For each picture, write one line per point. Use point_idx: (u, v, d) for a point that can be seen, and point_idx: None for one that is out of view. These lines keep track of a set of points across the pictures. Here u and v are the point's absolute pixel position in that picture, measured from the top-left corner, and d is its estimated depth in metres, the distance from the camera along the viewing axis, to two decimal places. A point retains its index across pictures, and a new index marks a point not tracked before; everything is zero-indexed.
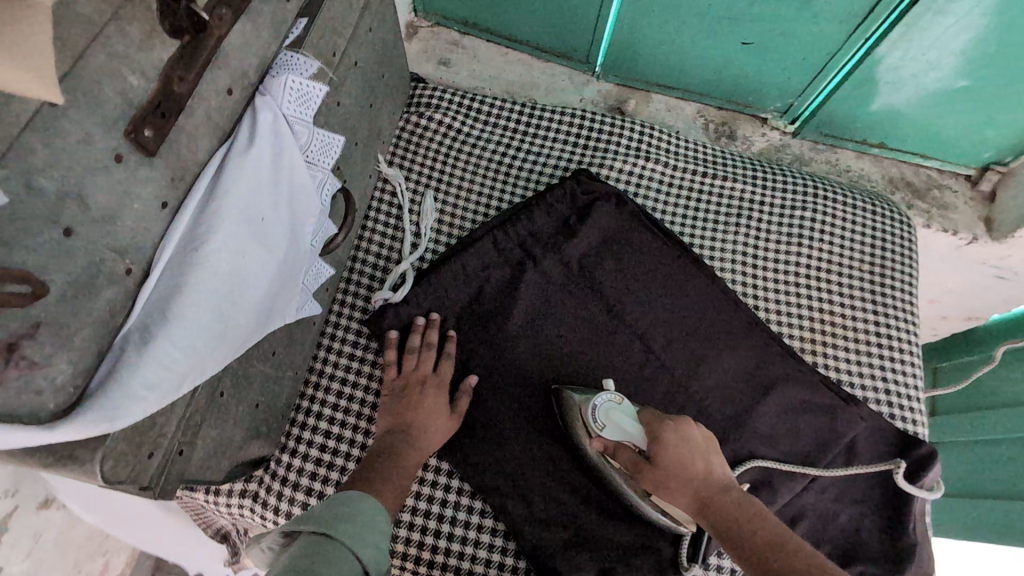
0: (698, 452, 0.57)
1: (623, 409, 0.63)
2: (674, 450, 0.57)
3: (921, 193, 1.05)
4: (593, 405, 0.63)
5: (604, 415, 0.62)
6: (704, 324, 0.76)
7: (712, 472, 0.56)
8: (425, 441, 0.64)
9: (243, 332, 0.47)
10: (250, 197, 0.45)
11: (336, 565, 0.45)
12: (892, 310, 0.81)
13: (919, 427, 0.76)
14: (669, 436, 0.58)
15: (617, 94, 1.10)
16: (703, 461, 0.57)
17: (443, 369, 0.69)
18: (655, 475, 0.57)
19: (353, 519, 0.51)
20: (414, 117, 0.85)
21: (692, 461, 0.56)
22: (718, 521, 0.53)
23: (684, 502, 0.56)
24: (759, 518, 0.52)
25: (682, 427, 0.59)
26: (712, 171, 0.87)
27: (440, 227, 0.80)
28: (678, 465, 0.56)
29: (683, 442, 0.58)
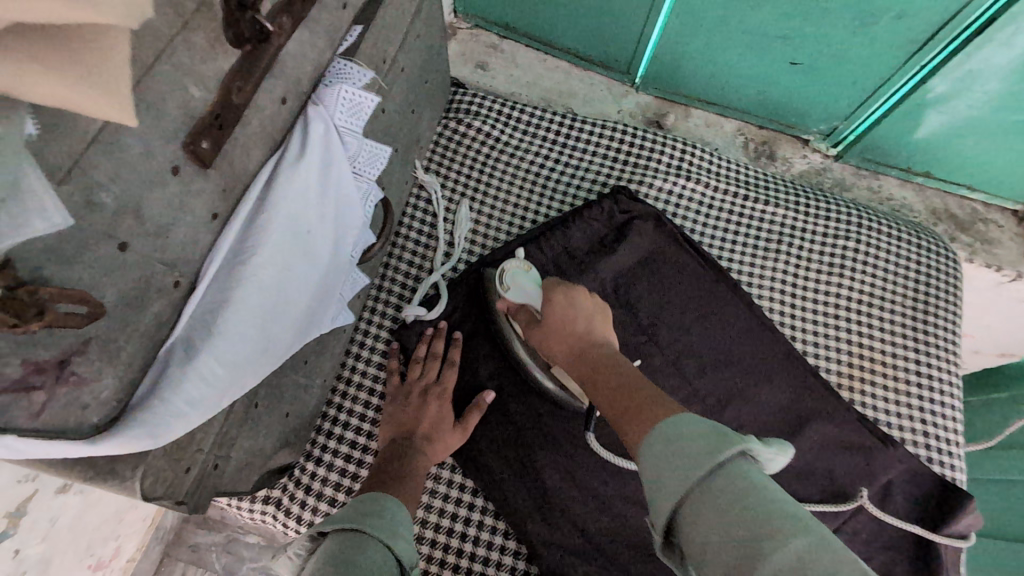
0: (580, 312, 0.56)
1: (530, 276, 0.67)
2: (558, 313, 0.56)
3: (965, 226, 1.02)
4: (502, 269, 0.67)
5: (510, 278, 0.65)
6: (739, 353, 0.74)
7: (588, 329, 0.54)
8: (429, 448, 0.61)
9: (283, 344, 0.47)
10: (298, 211, 0.44)
11: (373, 558, 0.45)
12: (934, 348, 0.79)
13: (957, 472, 0.73)
14: (556, 296, 0.58)
15: (656, 107, 1.07)
16: (581, 321, 0.55)
17: (446, 378, 0.67)
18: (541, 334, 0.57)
19: (379, 515, 0.50)
20: (452, 123, 0.84)
21: (573, 321, 0.55)
22: (583, 370, 0.52)
23: (563, 353, 0.55)
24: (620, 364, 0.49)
25: (572, 294, 0.57)
26: (754, 193, 0.85)
27: (475, 237, 0.79)
28: (561, 324, 0.56)
29: (570, 305, 0.56)
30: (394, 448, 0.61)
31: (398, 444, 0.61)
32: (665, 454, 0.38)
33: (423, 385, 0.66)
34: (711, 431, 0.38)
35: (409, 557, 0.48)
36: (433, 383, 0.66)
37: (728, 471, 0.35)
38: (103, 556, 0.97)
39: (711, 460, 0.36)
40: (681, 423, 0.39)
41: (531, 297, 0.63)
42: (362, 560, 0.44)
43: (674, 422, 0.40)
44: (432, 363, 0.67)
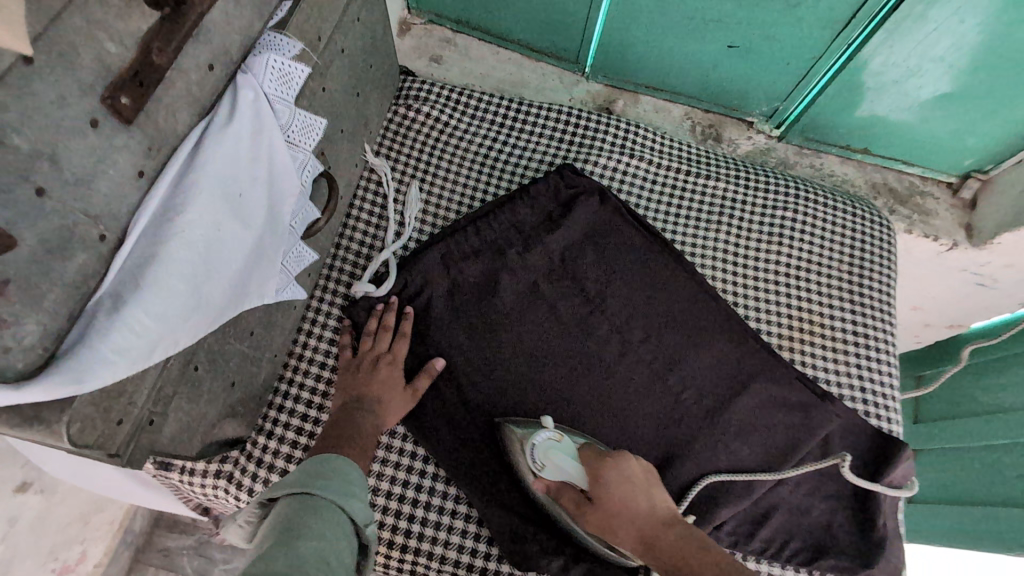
0: (639, 483, 0.60)
1: (562, 445, 0.64)
2: (618, 495, 0.59)
3: (903, 199, 1.07)
4: (535, 446, 0.64)
5: (544, 456, 0.63)
6: (684, 319, 0.76)
7: (655, 506, 0.59)
8: (382, 411, 0.64)
9: (221, 305, 0.48)
10: (228, 172, 0.46)
11: (326, 519, 0.47)
12: (870, 310, 0.82)
13: (894, 424, 0.77)
14: (612, 474, 0.60)
15: (606, 95, 1.11)
16: (645, 499, 0.59)
17: (397, 348, 0.69)
18: (601, 518, 0.59)
19: (330, 478, 0.52)
20: (402, 109, 0.86)
21: (633, 499, 0.59)
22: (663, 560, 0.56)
23: (629, 538, 0.58)
24: (705, 553, 0.55)
25: (623, 468, 0.60)
26: (696, 170, 0.88)
27: (425, 217, 0.81)
28: (622, 508, 0.58)
29: (627, 482, 0.60)
30: (346, 413, 0.63)
31: (349, 410, 0.63)
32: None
33: (375, 355, 0.68)
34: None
35: (363, 515, 0.51)
36: (385, 353, 0.68)
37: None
38: (68, 560, 0.96)
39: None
40: None
41: (573, 476, 0.62)
42: (315, 520, 0.46)
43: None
44: (383, 336, 0.69)
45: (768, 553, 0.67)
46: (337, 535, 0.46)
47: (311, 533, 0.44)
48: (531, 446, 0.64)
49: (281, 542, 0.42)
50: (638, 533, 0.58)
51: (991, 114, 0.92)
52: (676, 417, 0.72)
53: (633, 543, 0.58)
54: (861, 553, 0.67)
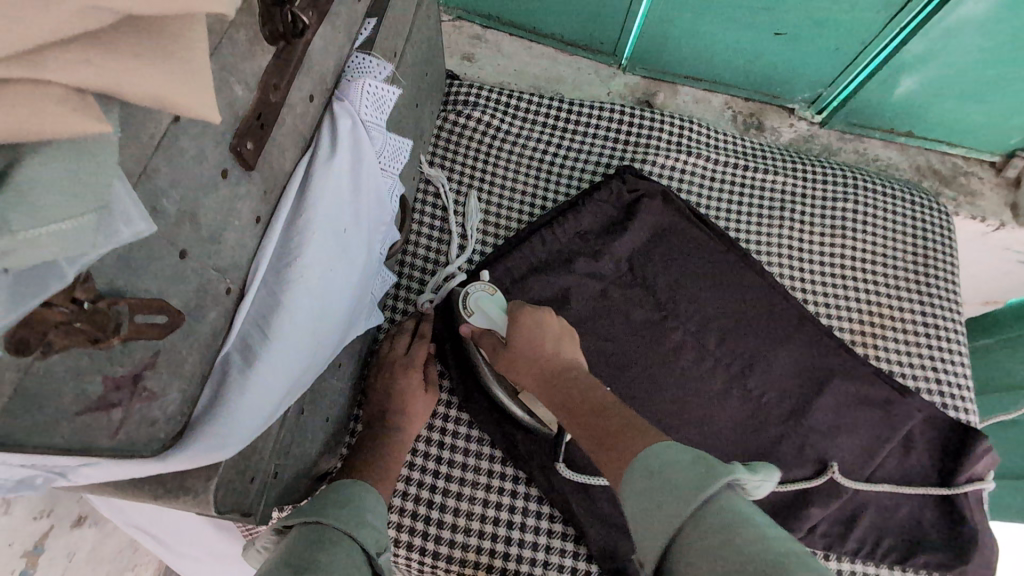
0: (550, 333, 0.58)
1: (495, 300, 0.65)
2: (525, 335, 0.57)
3: (948, 181, 1.06)
4: (466, 294, 0.65)
5: (473, 303, 0.64)
6: (757, 319, 0.75)
7: (559, 351, 0.56)
8: (403, 423, 0.63)
9: (329, 346, 0.46)
10: (335, 209, 0.44)
11: (335, 553, 0.45)
12: (937, 299, 0.82)
13: (970, 414, 0.77)
14: (522, 317, 0.59)
15: (644, 88, 1.08)
16: (551, 343, 0.57)
17: (414, 351, 0.67)
18: (508, 355, 0.59)
19: (342, 506, 0.50)
20: (452, 116, 0.83)
21: (542, 342, 0.57)
22: (553, 395, 0.53)
23: (527, 374, 0.57)
24: (595, 385, 0.51)
25: (539, 318, 0.59)
26: (755, 163, 0.86)
27: (487, 228, 0.78)
28: (529, 346, 0.57)
29: (536, 326, 0.58)
30: (369, 429, 0.63)
31: (374, 426, 0.63)
32: (647, 485, 0.38)
33: (393, 360, 0.67)
34: (697, 460, 0.38)
35: (375, 542, 0.49)
36: (402, 356, 0.67)
37: (716, 506, 0.35)
38: None
39: (696, 491, 0.35)
40: (669, 457, 0.38)
41: (494, 323, 0.63)
42: (325, 558, 0.44)
43: (664, 445, 0.40)
44: (401, 340, 0.68)
45: (862, 552, 0.67)
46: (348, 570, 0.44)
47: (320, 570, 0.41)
48: (463, 293, 0.65)
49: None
50: (536, 368, 0.56)
51: None
52: (760, 421, 0.71)
53: (533, 378, 0.56)
54: (954, 548, 0.67)
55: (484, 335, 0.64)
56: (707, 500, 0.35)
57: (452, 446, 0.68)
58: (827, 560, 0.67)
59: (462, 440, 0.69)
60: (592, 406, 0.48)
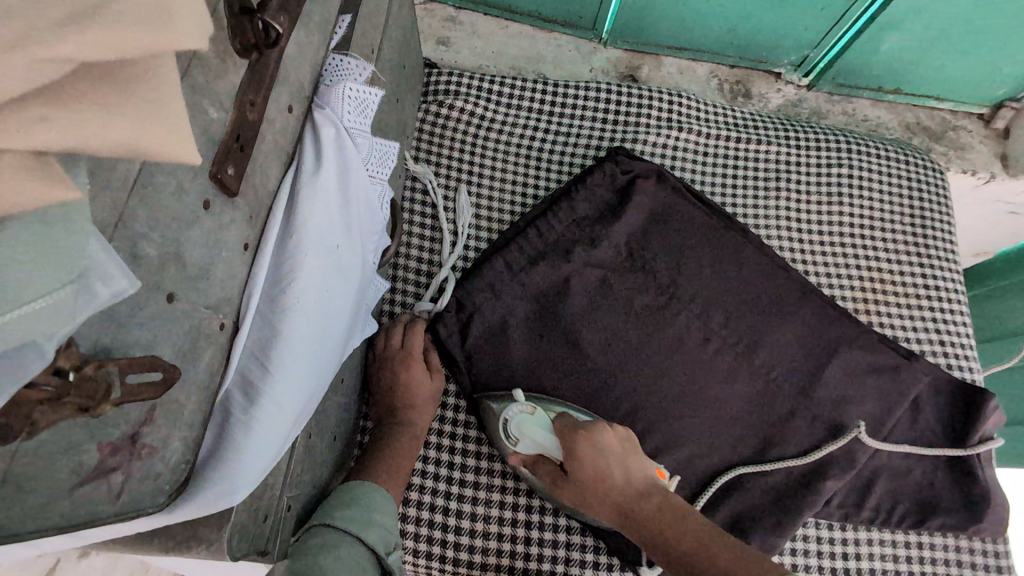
0: (617, 452, 0.59)
1: (536, 419, 0.63)
2: (593, 469, 0.57)
3: (938, 136, 1.05)
4: (506, 419, 0.63)
5: (518, 430, 0.62)
6: (760, 294, 0.74)
7: (632, 478, 0.57)
8: (410, 418, 0.63)
9: (332, 367, 0.44)
10: (326, 226, 0.41)
11: (342, 554, 0.46)
12: (937, 259, 0.81)
13: (975, 373, 0.77)
14: (585, 442, 0.58)
15: (628, 61, 1.05)
16: (620, 469, 0.58)
17: (410, 343, 0.66)
18: (576, 490, 0.58)
19: (352, 506, 0.51)
20: (434, 108, 0.80)
21: (609, 469, 0.57)
22: (640, 532, 0.55)
23: (604, 510, 0.57)
24: (681, 518, 0.54)
25: (598, 439, 0.59)
26: (748, 134, 0.84)
27: (480, 222, 0.76)
28: (595, 476, 0.57)
29: (599, 453, 0.58)
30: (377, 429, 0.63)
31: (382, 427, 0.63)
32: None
33: (390, 355, 0.65)
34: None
35: (384, 544, 0.51)
36: (401, 351, 0.65)
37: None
38: None
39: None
40: None
41: (550, 450, 0.61)
42: (333, 559, 0.45)
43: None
44: (396, 330, 0.66)
45: (878, 520, 0.67)
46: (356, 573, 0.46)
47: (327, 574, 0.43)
48: (505, 420, 0.62)
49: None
50: (617, 506, 0.56)
51: None
52: (768, 397, 0.71)
53: (613, 512, 0.57)
54: (969, 509, 0.67)
55: (540, 461, 0.62)
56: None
57: (463, 450, 0.68)
58: (843, 531, 0.68)
59: (473, 444, 0.68)
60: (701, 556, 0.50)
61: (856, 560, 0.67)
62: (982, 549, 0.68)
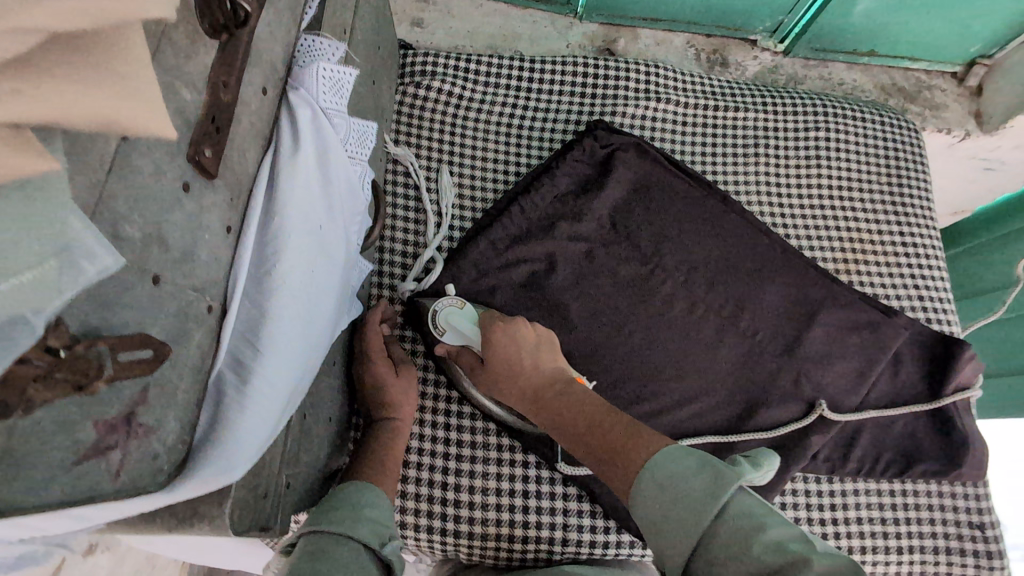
0: (530, 346, 0.61)
1: (465, 311, 0.65)
2: (503, 353, 0.60)
3: (913, 96, 1.06)
4: (434, 310, 0.64)
5: (443, 320, 0.63)
6: (742, 259, 0.76)
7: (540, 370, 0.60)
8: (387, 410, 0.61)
9: (323, 348, 0.45)
10: (308, 207, 0.42)
11: (337, 560, 0.45)
12: (914, 218, 0.83)
13: (953, 325, 0.79)
14: (498, 330, 0.61)
15: (604, 35, 1.05)
16: (529, 358, 0.60)
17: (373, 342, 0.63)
18: (491, 374, 0.61)
19: (337, 508, 0.49)
20: (411, 89, 0.80)
21: (518, 357, 0.60)
22: (545, 415, 0.58)
23: (516, 394, 0.60)
24: (581, 396, 0.57)
25: (511, 329, 0.61)
26: (725, 102, 0.84)
27: (463, 202, 0.76)
28: (505, 363, 0.60)
29: (513, 341, 0.61)
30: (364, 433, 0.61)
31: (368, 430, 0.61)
32: (659, 501, 0.43)
33: (360, 354, 0.63)
34: (704, 472, 0.42)
35: (379, 537, 0.49)
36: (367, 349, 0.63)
37: (730, 513, 0.39)
38: None
39: (707, 503, 0.40)
40: (671, 463, 0.44)
41: (469, 339, 0.63)
42: (329, 566, 0.44)
43: (664, 464, 0.45)
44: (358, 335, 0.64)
45: (863, 471, 0.69)
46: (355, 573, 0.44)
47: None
48: (432, 310, 0.64)
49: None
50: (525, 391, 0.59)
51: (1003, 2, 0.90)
52: (754, 359, 0.72)
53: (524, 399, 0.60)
54: (950, 456, 0.70)
55: (462, 352, 0.65)
56: (723, 505, 0.40)
57: (458, 425, 0.68)
58: (831, 484, 0.70)
59: (467, 419, 0.69)
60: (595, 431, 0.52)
61: (845, 510, 0.69)
62: (964, 493, 0.70)
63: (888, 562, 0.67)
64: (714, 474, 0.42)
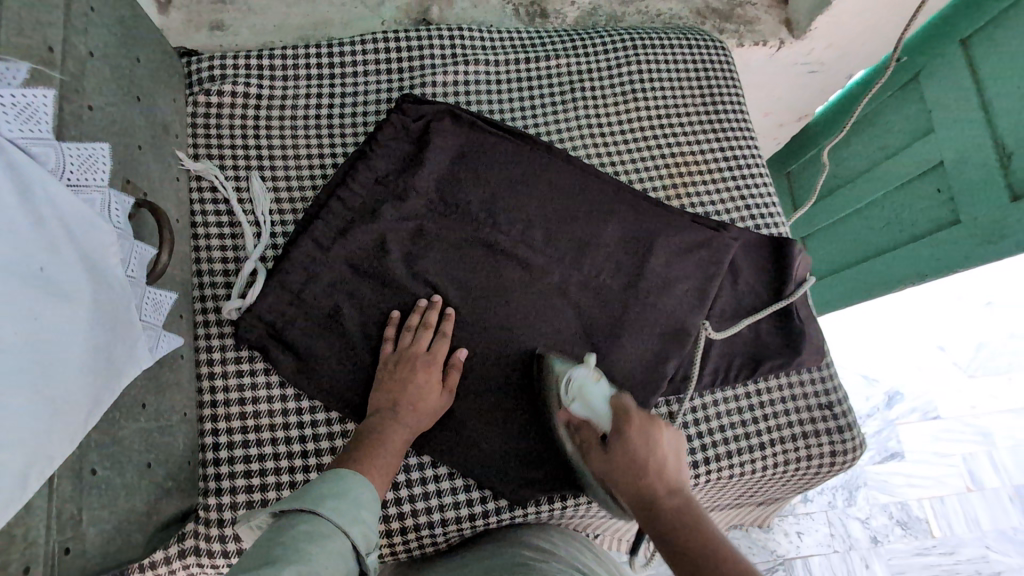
0: (669, 456, 0.57)
1: (599, 385, 0.63)
2: (637, 448, 0.57)
3: (726, 15, 1.10)
4: (570, 377, 0.63)
5: (578, 390, 0.62)
6: (578, 204, 0.76)
7: (666, 470, 0.56)
8: (408, 417, 0.63)
9: (86, 395, 0.42)
10: (11, 250, 0.37)
11: (329, 544, 0.49)
12: (732, 133, 0.86)
13: (782, 229, 0.83)
14: (635, 422, 0.59)
15: (418, 6, 1.02)
16: (661, 463, 0.56)
17: (437, 349, 0.67)
18: (608, 462, 0.58)
19: (342, 497, 0.54)
20: (203, 98, 0.74)
21: (648, 455, 0.56)
22: (652, 521, 0.52)
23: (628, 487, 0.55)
24: (699, 519, 0.50)
25: (652, 430, 0.59)
26: (536, 54, 0.84)
27: (281, 205, 0.72)
28: (631, 454, 0.57)
29: (651, 435, 0.58)
30: (380, 419, 0.63)
31: (381, 418, 0.63)
32: None
33: (413, 353, 0.65)
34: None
35: (365, 543, 0.53)
36: (425, 353, 0.66)
37: None
38: None
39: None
40: None
41: (600, 417, 0.61)
42: (319, 544, 0.48)
43: None
44: (424, 333, 0.66)
45: (717, 381, 0.73)
46: (337, 563, 0.48)
47: (309, 558, 0.46)
48: (568, 377, 0.63)
49: (278, 558, 0.45)
50: (640, 482, 0.55)
51: None
52: (601, 299, 0.73)
53: (634, 493, 0.55)
54: (789, 350, 0.74)
55: (586, 425, 0.62)
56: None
57: (315, 437, 0.65)
58: (690, 401, 0.73)
59: None
60: (696, 537, 0.48)
61: (707, 423, 0.73)
62: (810, 379, 0.76)
63: (752, 459, 0.72)
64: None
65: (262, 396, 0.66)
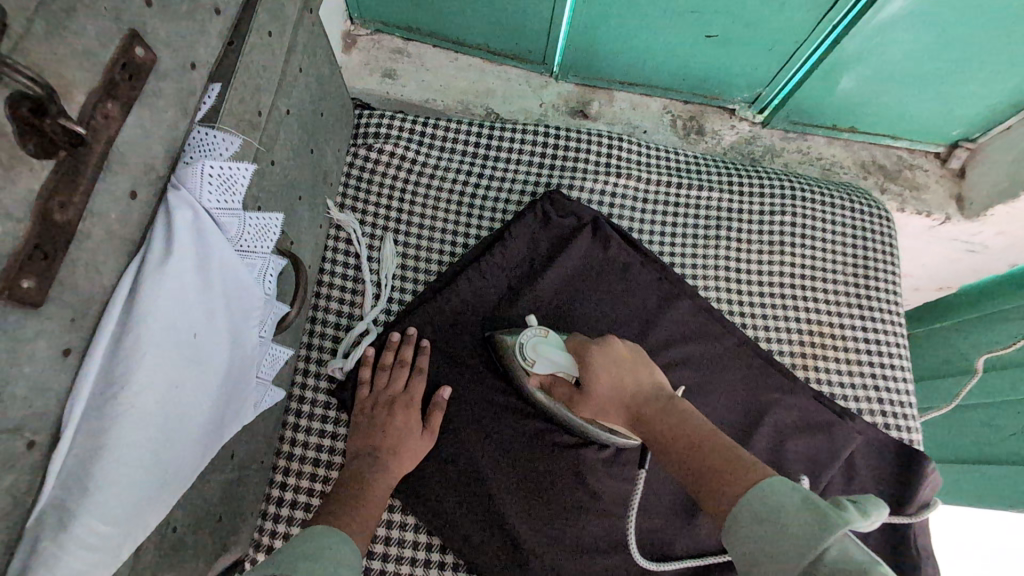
0: (629, 371, 0.57)
1: (550, 341, 0.64)
2: (604, 372, 0.57)
3: (893, 175, 1.03)
4: (521, 343, 0.64)
5: (533, 351, 0.63)
6: (697, 348, 0.72)
7: (640, 383, 0.55)
8: (387, 462, 0.59)
9: (191, 460, 0.42)
10: (178, 314, 0.38)
11: None
12: (877, 312, 0.80)
13: (913, 433, 0.76)
14: (595, 356, 0.59)
15: (579, 96, 1.03)
16: (629, 378, 0.56)
17: (413, 388, 0.64)
18: (588, 400, 0.58)
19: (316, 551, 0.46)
20: (362, 151, 0.77)
21: (623, 377, 0.56)
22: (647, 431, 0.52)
23: (617, 412, 0.56)
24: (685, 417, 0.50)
25: (606, 350, 0.59)
26: (689, 180, 0.82)
27: (405, 273, 0.74)
28: (607, 384, 0.57)
29: (614, 362, 0.58)
30: (355, 466, 0.59)
31: (362, 462, 0.59)
32: (765, 548, 0.36)
33: (391, 395, 0.64)
34: (805, 509, 0.36)
35: None
36: (400, 392, 0.64)
37: (828, 560, 0.33)
38: None
39: (813, 543, 0.34)
40: (771, 498, 0.38)
41: (561, 366, 0.61)
42: None
43: (763, 491, 0.39)
44: (399, 372, 0.65)
45: None
46: None
47: None
48: (518, 343, 0.64)
49: None
50: (612, 401, 0.55)
51: (975, 87, 0.88)
52: None
53: (621, 410, 0.56)
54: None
55: (553, 380, 0.63)
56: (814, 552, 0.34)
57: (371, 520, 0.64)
58: None
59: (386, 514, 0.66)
60: (683, 446, 0.47)
61: None
62: None
63: None
64: (819, 518, 0.36)
65: (336, 463, 0.65)
